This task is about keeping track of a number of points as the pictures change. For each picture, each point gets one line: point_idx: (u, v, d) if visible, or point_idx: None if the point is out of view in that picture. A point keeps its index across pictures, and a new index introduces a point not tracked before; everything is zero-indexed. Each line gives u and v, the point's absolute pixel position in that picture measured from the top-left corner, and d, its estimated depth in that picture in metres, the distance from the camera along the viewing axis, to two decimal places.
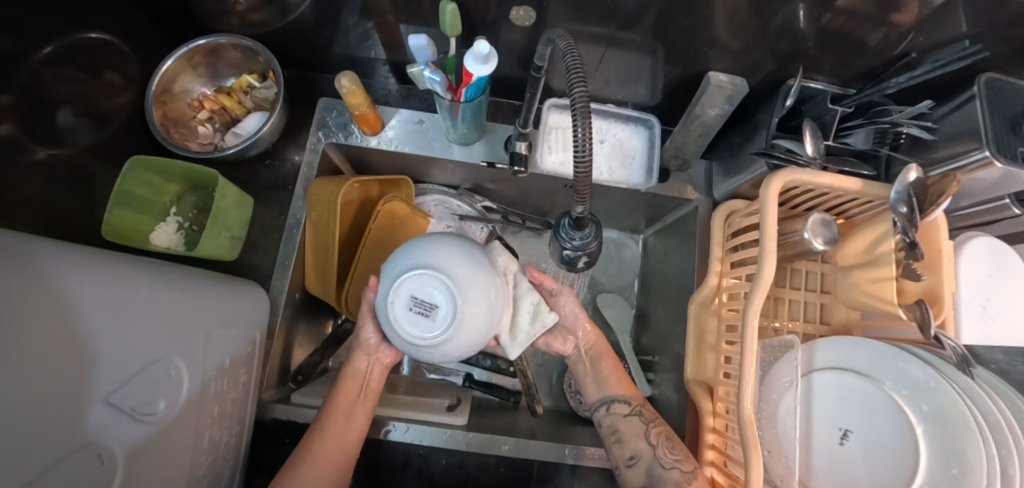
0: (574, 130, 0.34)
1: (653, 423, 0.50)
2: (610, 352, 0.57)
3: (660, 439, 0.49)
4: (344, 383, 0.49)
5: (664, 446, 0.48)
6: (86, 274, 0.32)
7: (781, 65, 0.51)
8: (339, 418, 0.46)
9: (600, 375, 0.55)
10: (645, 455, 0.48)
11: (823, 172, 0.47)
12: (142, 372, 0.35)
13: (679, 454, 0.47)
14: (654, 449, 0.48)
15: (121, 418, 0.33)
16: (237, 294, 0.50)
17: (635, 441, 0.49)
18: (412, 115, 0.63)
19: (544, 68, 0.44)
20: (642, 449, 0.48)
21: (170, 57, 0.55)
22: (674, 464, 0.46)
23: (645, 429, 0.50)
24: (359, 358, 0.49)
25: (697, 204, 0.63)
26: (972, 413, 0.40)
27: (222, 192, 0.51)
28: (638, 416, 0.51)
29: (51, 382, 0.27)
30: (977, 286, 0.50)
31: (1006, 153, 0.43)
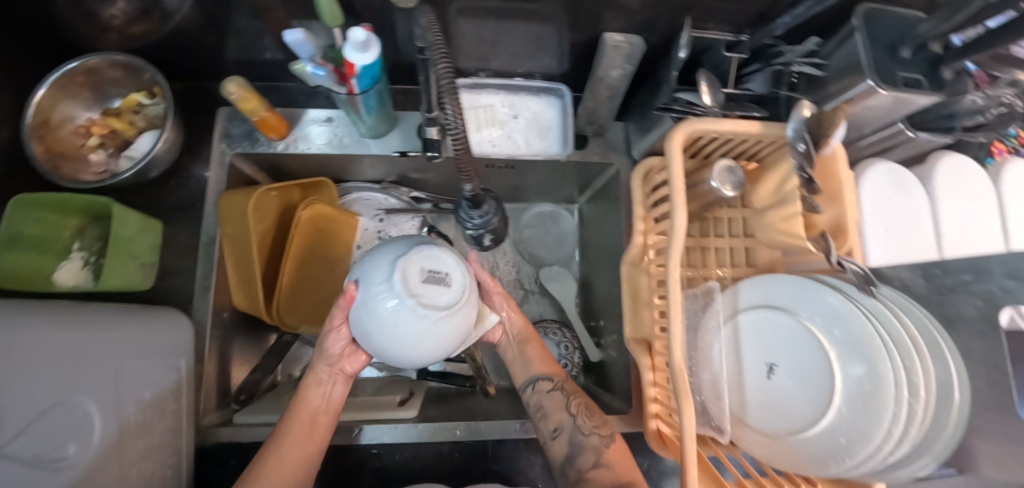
0: (445, 113, 0.34)
1: (574, 395, 0.53)
2: (536, 336, 0.58)
3: (579, 410, 0.51)
4: (294, 416, 0.45)
5: (582, 414, 0.51)
6: None
7: (675, 19, 0.52)
8: (287, 452, 0.42)
9: (526, 357, 0.56)
10: (566, 427, 0.50)
11: (722, 118, 0.48)
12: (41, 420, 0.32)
13: (597, 421, 0.51)
14: (574, 419, 0.50)
15: (24, 472, 0.30)
16: (151, 322, 0.47)
17: (556, 414, 0.51)
18: (320, 113, 0.61)
19: (428, 49, 0.42)
20: (563, 421, 0.50)
21: (41, 85, 0.50)
22: (592, 430, 0.50)
23: (566, 402, 0.52)
24: (315, 382, 0.47)
25: (619, 167, 0.65)
26: (877, 331, 0.42)
27: (121, 220, 0.48)
28: (560, 391, 0.53)
29: None
30: (879, 211, 0.52)
31: (887, 80, 0.45)
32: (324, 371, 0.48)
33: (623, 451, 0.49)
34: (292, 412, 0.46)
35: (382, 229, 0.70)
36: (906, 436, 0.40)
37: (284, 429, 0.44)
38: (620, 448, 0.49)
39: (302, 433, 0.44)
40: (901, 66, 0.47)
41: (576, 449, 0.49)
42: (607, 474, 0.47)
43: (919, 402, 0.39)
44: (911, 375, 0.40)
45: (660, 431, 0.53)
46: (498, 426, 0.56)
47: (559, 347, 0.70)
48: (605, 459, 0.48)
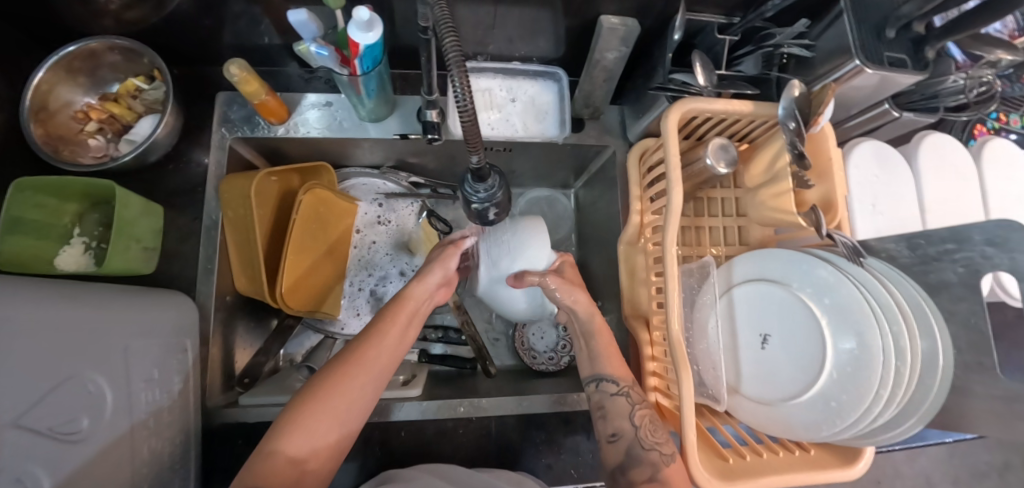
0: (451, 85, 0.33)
1: (640, 405, 0.49)
2: (608, 330, 0.53)
3: (642, 422, 0.48)
4: (392, 309, 0.49)
5: (645, 428, 0.47)
6: None
7: (667, 3, 0.53)
8: (385, 338, 0.47)
9: (595, 352, 0.52)
10: (626, 436, 0.47)
11: (716, 98, 0.50)
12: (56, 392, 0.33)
13: (660, 438, 0.46)
14: (637, 430, 0.47)
15: (41, 441, 0.31)
16: (157, 303, 0.47)
17: (618, 420, 0.48)
18: (320, 97, 0.61)
19: (431, 29, 0.43)
20: (625, 428, 0.48)
21: (39, 69, 0.50)
22: (654, 446, 0.45)
23: (630, 409, 0.48)
24: (417, 288, 0.51)
25: (614, 149, 0.66)
26: (866, 299, 0.44)
27: (123, 203, 0.48)
28: (626, 397, 0.49)
29: None
30: (865, 187, 0.54)
31: (874, 60, 0.47)
32: (424, 280, 0.51)
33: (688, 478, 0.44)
34: (393, 305, 0.49)
35: (382, 215, 0.71)
36: (894, 399, 0.42)
37: (383, 318, 0.48)
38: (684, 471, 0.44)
39: (400, 324, 0.48)
40: (887, 47, 0.49)
41: (631, 460, 0.46)
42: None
43: (906, 365, 0.42)
44: (898, 340, 0.43)
45: (659, 404, 0.55)
46: (500, 404, 0.56)
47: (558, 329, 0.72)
48: (663, 477, 0.43)
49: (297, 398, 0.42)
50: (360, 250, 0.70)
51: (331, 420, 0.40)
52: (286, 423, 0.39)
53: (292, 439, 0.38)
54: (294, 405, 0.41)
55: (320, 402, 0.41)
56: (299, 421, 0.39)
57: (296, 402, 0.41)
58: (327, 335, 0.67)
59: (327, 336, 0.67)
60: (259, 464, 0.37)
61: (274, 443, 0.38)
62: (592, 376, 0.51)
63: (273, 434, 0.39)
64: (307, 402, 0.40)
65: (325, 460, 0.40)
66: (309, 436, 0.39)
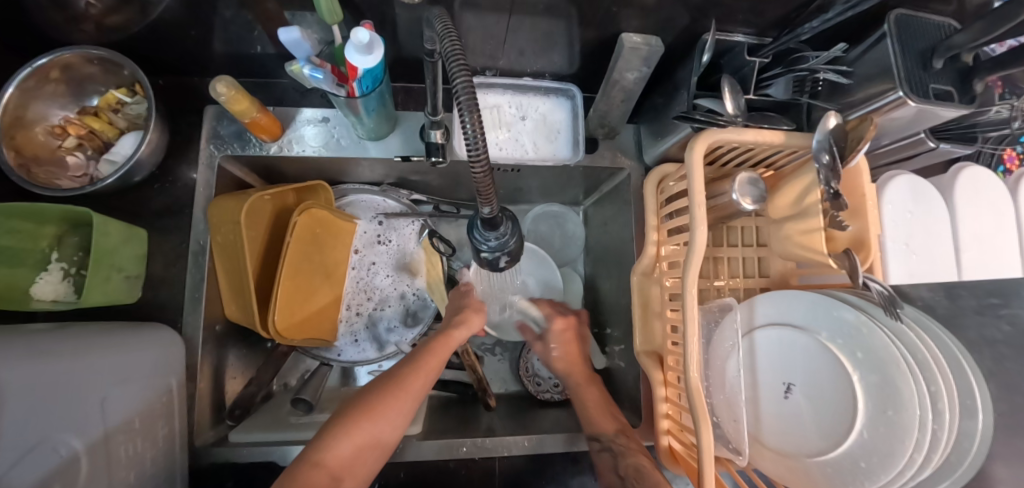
0: (461, 119, 0.29)
1: (624, 456, 0.45)
2: (594, 383, 0.55)
3: (627, 473, 0.44)
4: (436, 342, 0.49)
5: (631, 478, 0.43)
6: None
7: (695, 19, 0.49)
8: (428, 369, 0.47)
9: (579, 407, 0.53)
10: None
11: (745, 128, 0.46)
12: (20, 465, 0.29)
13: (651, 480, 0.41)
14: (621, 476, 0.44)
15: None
16: (139, 343, 0.44)
17: (608, 474, 0.46)
18: (315, 112, 0.56)
19: (438, 52, 0.39)
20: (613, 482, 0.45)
21: (9, 83, 0.46)
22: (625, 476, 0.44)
23: (615, 462, 0.46)
24: (461, 330, 0.52)
25: (629, 172, 0.62)
26: (901, 354, 0.41)
27: (101, 232, 0.44)
28: (609, 451, 0.48)
29: None
30: (899, 224, 0.50)
31: (919, 92, 0.43)
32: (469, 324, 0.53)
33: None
34: (435, 340, 0.50)
35: (382, 234, 0.67)
36: (929, 464, 0.39)
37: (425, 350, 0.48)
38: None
39: (442, 359, 0.48)
40: (932, 77, 0.45)
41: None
42: None
43: (944, 429, 0.38)
44: (936, 400, 0.38)
45: (672, 447, 0.52)
46: (504, 444, 0.53)
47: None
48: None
49: (338, 415, 0.41)
50: (359, 272, 0.66)
51: (370, 440, 0.40)
52: (328, 436, 0.38)
53: (333, 451, 0.37)
54: (335, 421, 0.40)
55: (363, 419, 0.40)
56: (342, 435, 0.38)
57: (338, 419, 0.40)
58: (323, 361, 0.64)
59: (324, 362, 0.64)
60: (299, 471, 0.35)
61: (314, 454, 0.37)
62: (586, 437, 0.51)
63: (312, 445, 0.38)
64: (350, 418, 0.40)
65: (355, 484, 0.38)
66: (348, 452, 0.38)
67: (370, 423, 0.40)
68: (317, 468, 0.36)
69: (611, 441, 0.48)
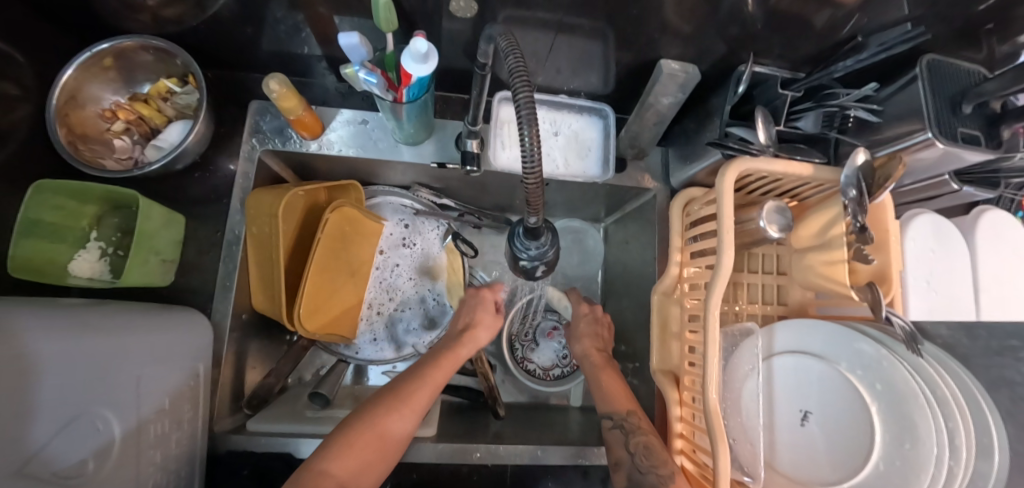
0: (520, 132, 0.30)
1: (635, 432, 0.48)
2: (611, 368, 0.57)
3: (637, 450, 0.46)
4: (443, 359, 0.53)
5: (640, 454, 0.46)
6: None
7: (730, 50, 0.51)
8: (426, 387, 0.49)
9: (602, 390, 0.55)
10: (625, 463, 0.46)
11: (775, 159, 0.47)
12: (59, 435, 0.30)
13: (655, 460, 0.45)
14: (632, 457, 0.46)
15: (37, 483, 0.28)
16: (178, 324, 0.45)
17: (616, 449, 0.48)
18: (355, 115, 0.58)
19: (489, 65, 0.41)
20: (622, 457, 0.47)
21: (69, 65, 0.48)
22: (651, 469, 0.44)
23: (625, 439, 0.48)
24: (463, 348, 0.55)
25: (655, 193, 0.64)
26: (921, 389, 0.41)
27: (145, 212, 0.46)
28: (620, 428, 0.49)
29: None
30: (921, 262, 0.51)
31: (949, 135, 0.44)
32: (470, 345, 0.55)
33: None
34: (438, 357, 0.53)
35: (407, 237, 0.68)
36: None
37: (427, 366, 0.51)
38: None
39: (444, 377, 0.51)
40: (961, 121, 0.46)
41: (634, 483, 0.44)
42: None
43: (961, 466, 0.38)
44: (953, 437, 0.39)
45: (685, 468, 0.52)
46: (515, 452, 0.54)
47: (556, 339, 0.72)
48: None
49: (344, 427, 0.43)
50: (383, 272, 0.67)
51: (374, 455, 0.42)
52: (336, 448, 0.40)
53: (342, 462, 0.39)
54: (341, 433, 0.42)
55: (369, 431, 0.42)
56: (348, 446, 0.41)
57: (347, 431, 0.42)
58: (341, 359, 0.64)
59: (341, 359, 0.64)
60: (308, 479, 0.37)
61: (322, 463, 0.39)
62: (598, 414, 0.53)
63: (318, 456, 0.40)
64: (358, 432, 0.42)
65: None
66: (355, 464, 0.40)
67: (376, 442, 0.42)
68: (324, 478, 0.38)
69: (623, 419, 0.50)
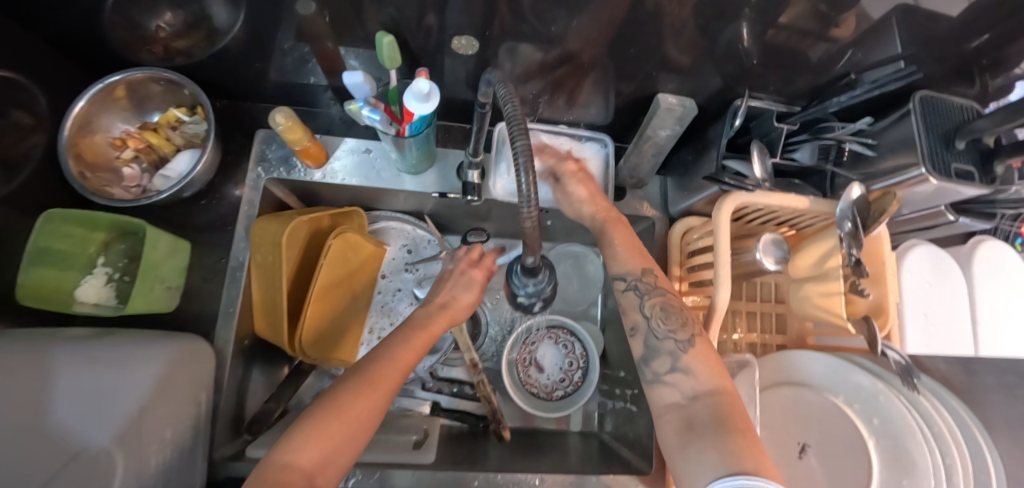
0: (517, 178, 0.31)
1: (650, 293, 0.45)
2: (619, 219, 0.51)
3: (654, 311, 0.44)
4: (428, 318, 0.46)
5: (657, 317, 0.44)
6: None
7: (726, 84, 0.52)
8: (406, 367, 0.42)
9: (612, 248, 0.49)
10: (643, 327, 0.44)
11: (771, 192, 0.48)
12: (49, 486, 0.31)
13: (674, 324, 0.43)
14: (649, 320, 0.44)
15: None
16: (180, 355, 0.46)
17: (631, 313, 0.45)
18: (358, 144, 0.59)
19: (490, 104, 0.42)
20: (638, 321, 0.45)
21: (82, 97, 0.49)
22: (668, 334, 0.42)
23: (640, 302, 0.45)
24: (451, 304, 0.48)
25: (654, 221, 0.64)
26: (917, 425, 0.41)
27: (151, 243, 0.47)
28: (635, 290, 0.46)
29: None
30: (921, 294, 0.51)
31: (942, 171, 0.45)
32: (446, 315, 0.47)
33: (713, 360, 0.40)
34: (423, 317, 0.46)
35: (408, 261, 0.68)
36: None
37: (406, 342, 0.43)
38: (706, 353, 0.41)
39: (429, 339, 0.45)
40: (954, 157, 0.47)
41: (649, 350, 0.43)
42: (685, 380, 0.40)
43: None
44: (950, 473, 0.39)
45: None
46: (514, 480, 0.54)
47: (559, 358, 0.71)
48: (684, 364, 0.40)
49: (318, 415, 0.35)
50: (384, 296, 0.67)
51: (346, 437, 0.35)
52: (297, 435, 0.33)
53: (310, 449, 0.32)
54: (304, 418, 0.35)
55: (338, 415, 0.35)
56: (311, 432, 0.33)
57: (312, 412, 0.35)
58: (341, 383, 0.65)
59: None
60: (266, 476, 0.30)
61: (283, 456, 0.32)
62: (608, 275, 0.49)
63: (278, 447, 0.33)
64: (330, 417, 0.35)
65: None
66: (325, 450, 0.33)
67: (346, 420, 0.35)
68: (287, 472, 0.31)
69: (637, 279, 0.46)
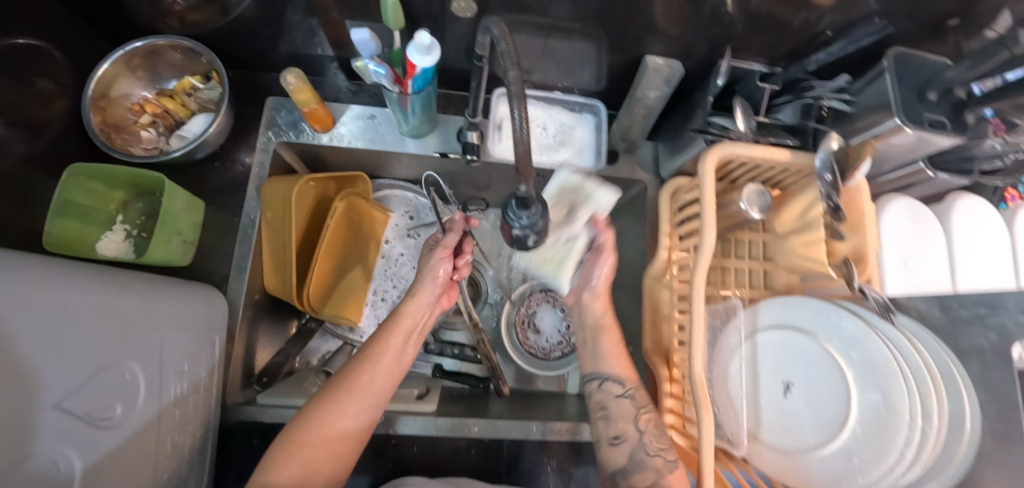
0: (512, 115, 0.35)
1: (643, 409, 0.49)
2: (614, 327, 0.54)
3: (648, 428, 0.48)
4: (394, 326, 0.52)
5: (651, 433, 0.48)
6: (55, 282, 0.32)
7: (712, 47, 0.55)
8: (381, 362, 0.50)
9: (599, 350, 0.53)
10: (631, 438, 0.48)
11: (755, 144, 0.51)
12: (85, 390, 0.33)
13: (665, 443, 0.47)
14: (642, 435, 0.47)
15: (66, 424, 0.31)
16: (195, 295, 0.48)
17: (622, 423, 0.49)
18: (363, 110, 0.62)
19: (487, 57, 0.44)
20: (630, 431, 0.48)
21: (105, 60, 0.53)
22: (658, 452, 0.46)
23: (635, 414, 0.49)
24: (415, 306, 0.53)
25: (646, 184, 0.67)
26: (900, 366, 0.42)
27: (170, 197, 0.50)
28: (630, 399, 0.50)
29: (14, 382, 0.27)
30: (898, 243, 0.54)
31: (915, 121, 0.48)
32: (420, 299, 0.53)
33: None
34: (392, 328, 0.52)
35: (411, 227, 0.71)
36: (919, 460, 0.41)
37: (382, 339, 0.51)
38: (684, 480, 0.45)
39: (396, 346, 0.51)
40: (927, 108, 0.49)
41: (635, 464, 0.46)
42: None
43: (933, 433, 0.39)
44: (927, 413, 0.40)
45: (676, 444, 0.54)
46: (516, 427, 0.56)
47: (558, 323, 0.74)
48: (666, 482, 0.44)
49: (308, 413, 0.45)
50: (388, 261, 0.70)
51: (324, 456, 0.44)
52: (278, 458, 0.42)
53: (289, 470, 0.42)
54: (285, 440, 0.44)
55: (310, 436, 0.44)
56: (288, 453, 0.42)
57: (291, 435, 0.44)
58: (346, 341, 0.67)
59: (345, 342, 0.67)
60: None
61: (268, 476, 0.41)
62: (592, 377, 0.52)
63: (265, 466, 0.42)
64: (305, 441, 0.43)
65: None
66: (303, 467, 0.43)
67: (319, 441, 0.44)
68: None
69: (633, 389, 0.50)
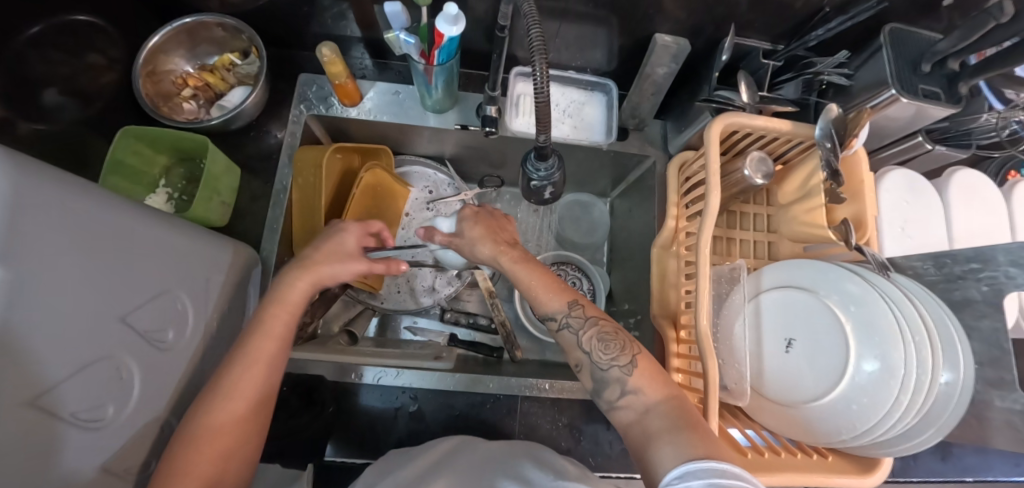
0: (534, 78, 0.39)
1: (585, 328, 0.48)
2: (524, 261, 0.52)
3: (594, 343, 0.47)
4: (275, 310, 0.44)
5: (597, 349, 0.47)
6: (125, 212, 0.36)
7: (718, 26, 0.58)
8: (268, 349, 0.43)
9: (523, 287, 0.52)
10: (586, 362, 0.48)
11: (758, 115, 0.54)
12: (144, 311, 0.37)
13: (614, 352, 0.46)
14: (590, 354, 0.47)
15: (132, 338, 0.35)
16: (235, 243, 0.52)
17: (573, 351, 0.49)
18: (389, 87, 0.67)
19: (508, 27, 0.47)
20: (581, 357, 0.48)
21: (156, 34, 0.58)
22: (612, 362, 0.46)
23: (579, 337, 0.48)
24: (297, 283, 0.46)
25: (654, 160, 0.71)
26: (898, 324, 0.44)
27: (212, 158, 0.54)
28: (570, 329, 0.49)
29: (93, 289, 0.31)
30: (895, 210, 0.57)
31: (909, 91, 0.51)
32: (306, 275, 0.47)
33: (654, 372, 0.45)
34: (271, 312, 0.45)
35: (430, 200, 0.75)
36: (914, 406, 0.43)
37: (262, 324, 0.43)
38: (649, 367, 0.45)
39: (282, 330, 0.44)
40: (920, 80, 0.52)
41: (600, 382, 0.46)
42: (637, 400, 0.44)
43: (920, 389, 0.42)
44: (920, 365, 0.43)
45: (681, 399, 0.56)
46: (526, 384, 0.60)
47: None
48: (632, 386, 0.44)
49: (175, 456, 0.37)
50: (408, 232, 0.74)
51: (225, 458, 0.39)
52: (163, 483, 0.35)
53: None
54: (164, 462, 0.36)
55: (204, 448, 0.38)
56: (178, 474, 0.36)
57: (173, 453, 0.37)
58: (367, 307, 0.71)
59: (365, 307, 0.71)
60: None
61: None
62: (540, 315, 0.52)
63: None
64: (196, 454, 0.37)
65: None
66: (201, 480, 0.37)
67: (216, 447, 0.38)
68: None
69: (568, 316, 0.49)
